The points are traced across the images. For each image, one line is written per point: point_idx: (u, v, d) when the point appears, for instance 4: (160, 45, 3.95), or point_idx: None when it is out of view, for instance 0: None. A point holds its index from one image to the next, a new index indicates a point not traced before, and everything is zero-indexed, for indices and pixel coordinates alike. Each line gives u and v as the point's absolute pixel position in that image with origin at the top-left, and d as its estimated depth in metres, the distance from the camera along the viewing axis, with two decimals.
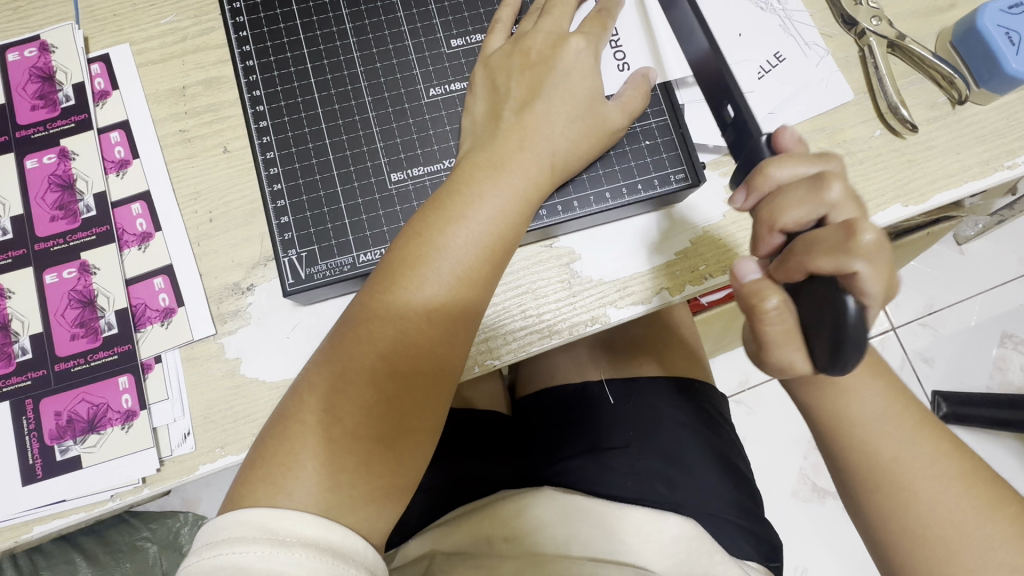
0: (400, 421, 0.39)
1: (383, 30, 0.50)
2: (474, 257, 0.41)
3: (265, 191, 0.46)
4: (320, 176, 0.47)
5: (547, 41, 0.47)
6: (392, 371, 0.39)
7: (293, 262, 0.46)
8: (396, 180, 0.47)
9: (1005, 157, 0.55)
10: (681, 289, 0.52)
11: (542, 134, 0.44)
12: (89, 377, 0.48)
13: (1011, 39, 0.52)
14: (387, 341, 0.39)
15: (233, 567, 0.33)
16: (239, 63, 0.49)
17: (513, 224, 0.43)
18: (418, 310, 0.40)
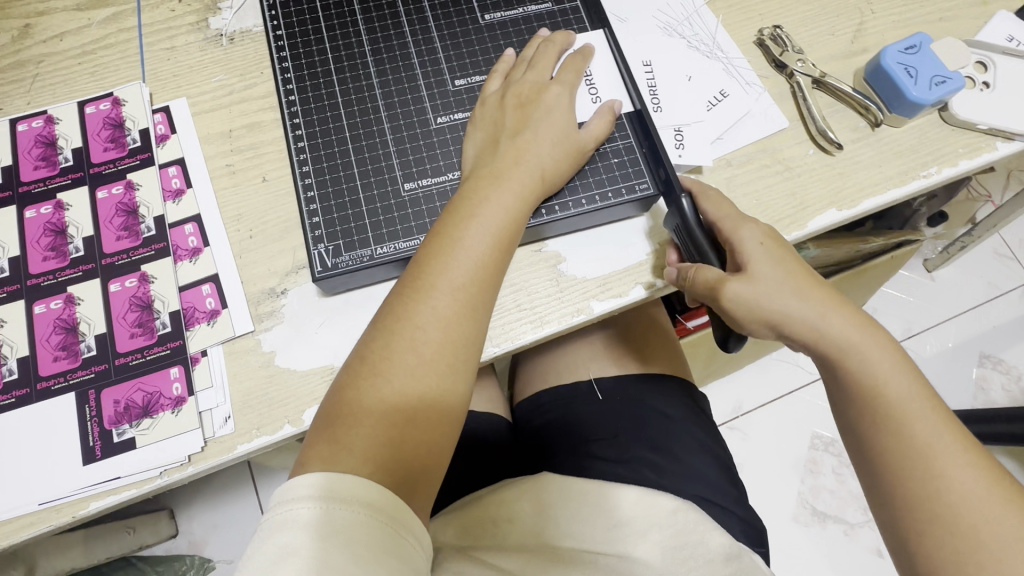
0: (436, 383, 0.47)
1: (401, 72, 0.61)
2: (489, 250, 0.51)
3: (301, 200, 0.55)
4: (346, 186, 0.56)
5: (533, 84, 0.58)
6: (427, 343, 0.47)
7: (321, 254, 0.54)
8: (408, 188, 0.56)
9: (919, 169, 0.66)
10: (653, 282, 0.60)
11: (533, 152, 0.55)
12: (145, 369, 0.55)
13: (910, 73, 0.64)
14: (421, 318, 0.48)
15: (296, 521, 0.39)
16: (283, 98, 0.59)
17: (518, 223, 0.53)
18: (447, 292, 0.49)
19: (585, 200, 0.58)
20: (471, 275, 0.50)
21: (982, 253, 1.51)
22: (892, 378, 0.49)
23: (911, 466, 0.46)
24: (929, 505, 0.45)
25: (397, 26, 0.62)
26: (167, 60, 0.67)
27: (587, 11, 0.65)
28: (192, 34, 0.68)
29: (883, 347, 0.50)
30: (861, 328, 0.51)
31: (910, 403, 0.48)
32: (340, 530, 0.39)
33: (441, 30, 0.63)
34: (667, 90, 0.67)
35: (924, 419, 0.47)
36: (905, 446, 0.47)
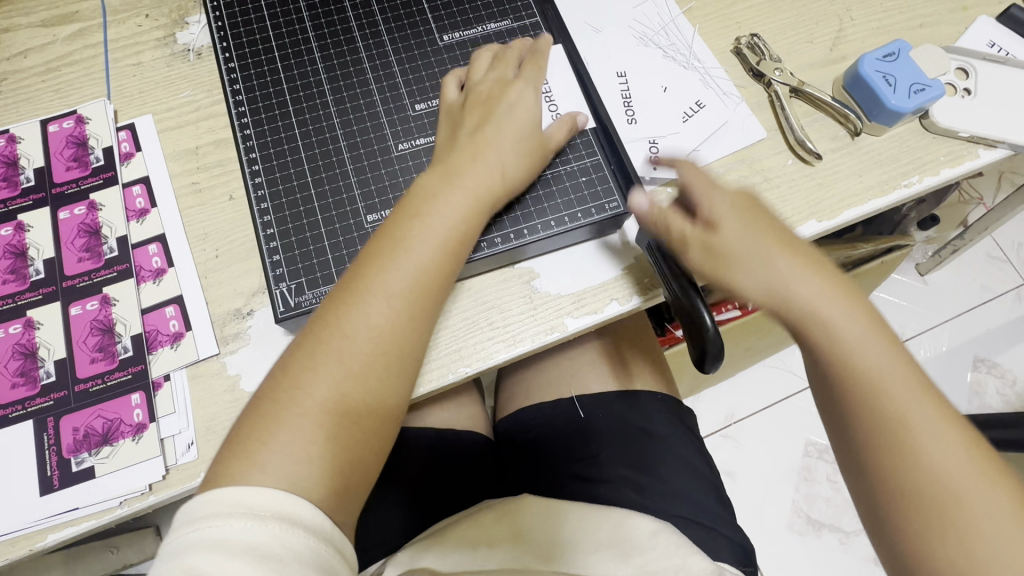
0: (377, 388, 0.46)
1: (359, 100, 0.59)
2: (433, 251, 0.49)
3: (260, 237, 0.54)
4: (307, 221, 0.55)
5: (493, 83, 0.57)
6: (365, 350, 0.46)
7: (284, 294, 0.53)
8: (372, 221, 0.55)
9: (901, 179, 0.65)
10: (629, 297, 0.59)
11: (490, 151, 0.53)
12: (106, 395, 0.54)
13: (889, 81, 0.63)
14: (357, 323, 0.46)
15: (209, 541, 0.38)
16: (238, 132, 0.58)
17: (468, 226, 0.51)
18: (385, 299, 0.47)
19: (554, 221, 0.57)
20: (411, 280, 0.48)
21: (975, 256, 1.49)
22: (895, 375, 0.44)
23: (910, 474, 0.43)
24: (920, 519, 0.42)
25: (354, 52, 0.61)
26: (133, 76, 0.66)
27: (548, 27, 0.64)
28: (158, 49, 0.67)
29: (885, 341, 0.45)
30: (863, 318, 0.46)
31: (914, 400, 0.44)
32: (255, 546, 0.38)
33: (398, 54, 0.61)
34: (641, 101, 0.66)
35: (931, 424, 0.43)
36: (903, 450, 0.43)
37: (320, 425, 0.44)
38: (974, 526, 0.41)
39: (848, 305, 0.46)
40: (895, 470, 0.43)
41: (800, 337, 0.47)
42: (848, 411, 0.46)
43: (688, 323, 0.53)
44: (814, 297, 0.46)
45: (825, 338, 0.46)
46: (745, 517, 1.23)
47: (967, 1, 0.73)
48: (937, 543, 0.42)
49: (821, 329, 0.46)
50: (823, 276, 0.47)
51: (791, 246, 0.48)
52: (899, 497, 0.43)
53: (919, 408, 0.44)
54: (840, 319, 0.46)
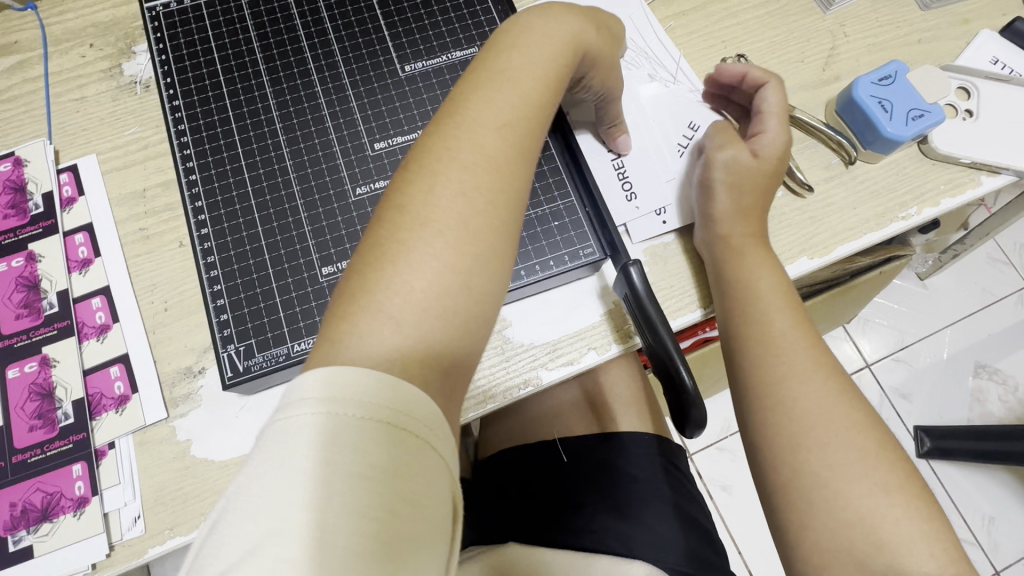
0: (452, 283, 0.38)
1: (314, 139, 0.55)
2: (497, 132, 0.43)
3: (207, 294, 0.50)
4: (257, 275, 0.51)
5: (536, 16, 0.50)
6: (440, 227, 0.38)
7: (231, 357, 0.49)
8: (326, 274, 0.51)
9: (898, 210, 0.61)
10: (607, 346, 0.55)
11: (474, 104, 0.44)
12: (45, 467, 0.50)
13: (884, 106, 0.59)
14: (421, 195, 0.39)
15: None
16: (182, 177, 0.53)
17: (533, 97, 0.46)
18: (453, 161, 0.41)
19: (525, 272, 0.53)
20: (479, 151, 0.41)
21: (977, 259, 1.45)
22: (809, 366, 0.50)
23: (796, 441, 0.48)
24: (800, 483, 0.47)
25: (308, 84, 0.56)
26: (76, 112, 0.61)
27: None
28: (104, 81, 0.63)
29: (815, 348, 0.51)
30: (803, 330, 0.51)
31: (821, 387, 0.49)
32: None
33: (356, 86, 0.56)
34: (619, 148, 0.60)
35: (833, 414, 0.48)
36: (797, 429, 0.48)
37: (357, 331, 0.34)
38: (843, 495, 0.45)
39: (792, 315, 0.51)
40: (783, 441, 0.48)
41: (738, 326, 0.53)
42: (749, 386, 0.51)
43: (667, 385, 0.49)
44: (766, 297, 0.52)
45: (775, 345, 0.51)
46: (738, 534, 1.20)
47: (968, 13, 0.68)
48: (812, 510, 0.46)
49: (760, 319, 0.52)
50: (785, 291, 0.53)
51: (767, 258, 0.54)
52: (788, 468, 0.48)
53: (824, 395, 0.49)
54: (784, 326, 0.51)
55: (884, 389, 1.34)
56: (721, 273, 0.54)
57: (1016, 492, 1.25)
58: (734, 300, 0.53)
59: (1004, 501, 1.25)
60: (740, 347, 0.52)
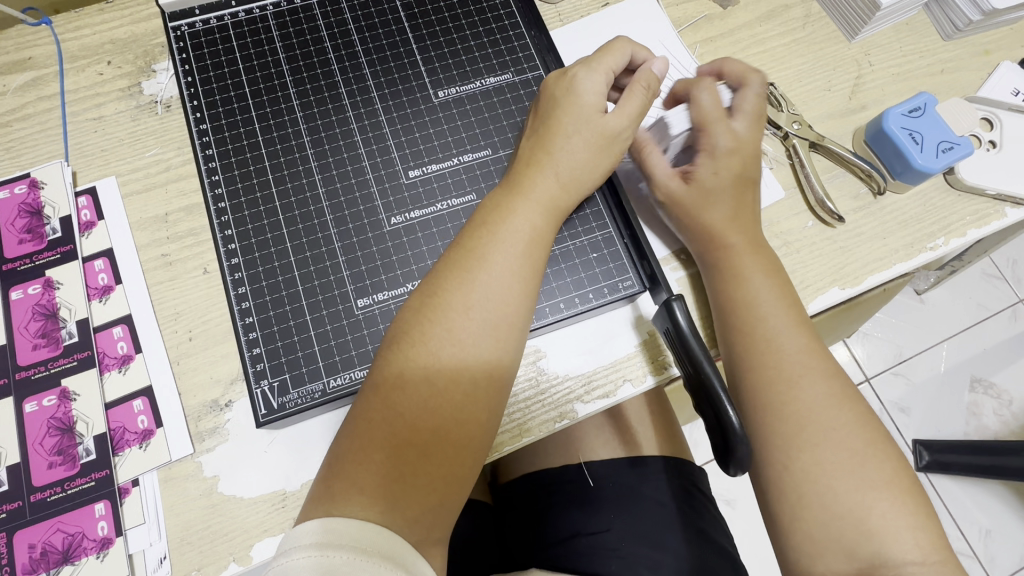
0: (454, 435, 0.42)
1: (346, 166, 0.54)
2: (515, 279, 0.46)
3: (239, 327, 0.49)
4: (290, 307, 0.49)
5: (560, 81, 0.52)
6: (442, 373, 0.43)
7: (266, 393, 0.47)
8: (362, 306, 0.50)
9: (926, 239, 0.61)
10: (643, 378, 0.55)
11: (500, 229, 0.47)
12: (65, 506, 0.48)
13: (915, 139, 0.59)
14: (438, 341, 0.43)
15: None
16: (212, 205, 0.52)
17: (548, 242, 0.48)
18: (466, 308, 0.44)
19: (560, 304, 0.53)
20: (489, 304, 0.45)
21: (971, 274, 1.45)
22: (799, 366, 0.49)
23: (788, 439, 0.47)
24: (811, 516, 0.45)
25: (339, 109, 0.55)
26: (94, 133, 0.59)
27: None
28: (122, 100, 0.61)
29: (804, 348, 0.50)
30: (802, 331, 0.50)
31: (806, 384, 0.48)
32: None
33: (389, 112, 0.55)
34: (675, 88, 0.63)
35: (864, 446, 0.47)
36: (792, 432, 0.47)
37: (371, 469, 0.40)
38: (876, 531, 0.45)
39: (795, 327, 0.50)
40: None
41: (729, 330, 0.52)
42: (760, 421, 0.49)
43: (709, 417, 0.48)
44: (762, 302, 0.51)
45: (766, 350, 0.50)
46: (743, 548, 1.19)
47: (988, 44, 0.69)
48: (824, 539, 0.45)
49: (754, 326, 0.51)
50: (785, 293, 0.52)
51: (766, 262, 0.53)
52: (792, 501, 0.46)
53: (809, 393, 0.48)
54: (778, 326, 0.50)
55: (882, 403, 1.35)
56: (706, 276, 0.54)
57: (1011, 505, 1.26)
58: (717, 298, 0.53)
59: (1000, 514, 1.26)
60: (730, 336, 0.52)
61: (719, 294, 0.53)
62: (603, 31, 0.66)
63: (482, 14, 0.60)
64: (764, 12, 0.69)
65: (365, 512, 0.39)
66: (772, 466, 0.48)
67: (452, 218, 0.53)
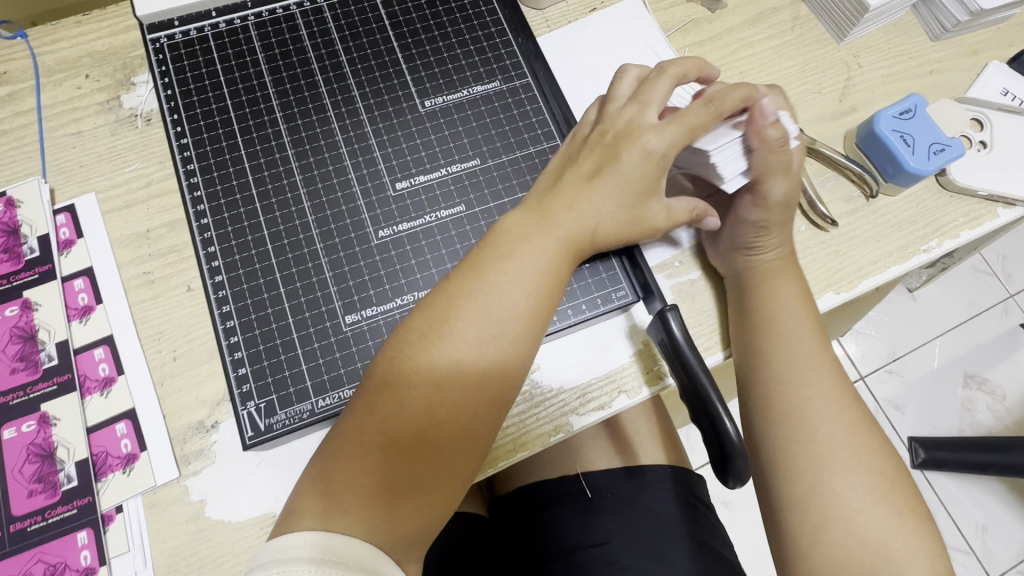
0: (447, 466, 0.42)
1: (332, 179, 0.53)
2: (526, 316, 0.44)
3: (223, 346, 0.47)
4: (276, 325, 0.48)
5: (623, 125, 0.50)
6: (442, 404, 0.42)
7: (252, 415, 0.46)
8: (350, 322, 0.49)
9: (919, 242, 0.61)
10: (639, 389, 0.54)
11: (512, 258, 0.45)
12: (47, 536, 0.47)
13: (905, 141, 0.59)
14: (444, 372, 0.42)
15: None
16: (194, 221, 0.51)
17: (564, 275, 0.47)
18: (476, 337, 0.43)
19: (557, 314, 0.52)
20: (498, 336, 0.43)
21: (961, 270, 1.46)
22: (820, 392, 0.49)
23: (801, 463, 0.47)
24: (833, 537, 0.45)
25: (324, 121, 0.54)
26: (72, 148, 0.58)
27: (541, 85, 0.57)
28: (101, 115, 0.59)
29: (827, 367, 0.50)
30: (829, 362, 0.50)
31: (822, 409, 0.48)
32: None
33: (375, 123, 0.54)
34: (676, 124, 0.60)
35: (862, 456, 0.46)
36: (805, 461, 0.47)
37: (357, 490, 0.39)
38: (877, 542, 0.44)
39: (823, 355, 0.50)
40: (830, 487, 0.46)
41: (760, 347, 0.51)
42: (767, 437, 0.49)
43: (705, 429, 0.47)
44: (788, 323, 0.51)
45: (795, 377, 0.49)
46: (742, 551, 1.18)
47: (976, 44, 0.69)
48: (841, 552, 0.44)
49: (788, 359, 0.50)
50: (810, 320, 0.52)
51: (793, 285, 0.53)
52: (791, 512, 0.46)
53: (830, 420, 0.48)
54: (803, 353, 0.50)
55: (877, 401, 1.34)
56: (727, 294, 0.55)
57: (1006, 500, 1.26)
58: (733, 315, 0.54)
59: (996, 510, 1.26)
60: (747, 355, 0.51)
61: (755, 327, 0.52)
62: (592, 44, 0.65)
63: (467, 21, 0.59)
64: (751, 15, 0.68)
65: (348, 531, 0.38)
66: (789, 484, 0.47)
67: (442, 230, 0.52)
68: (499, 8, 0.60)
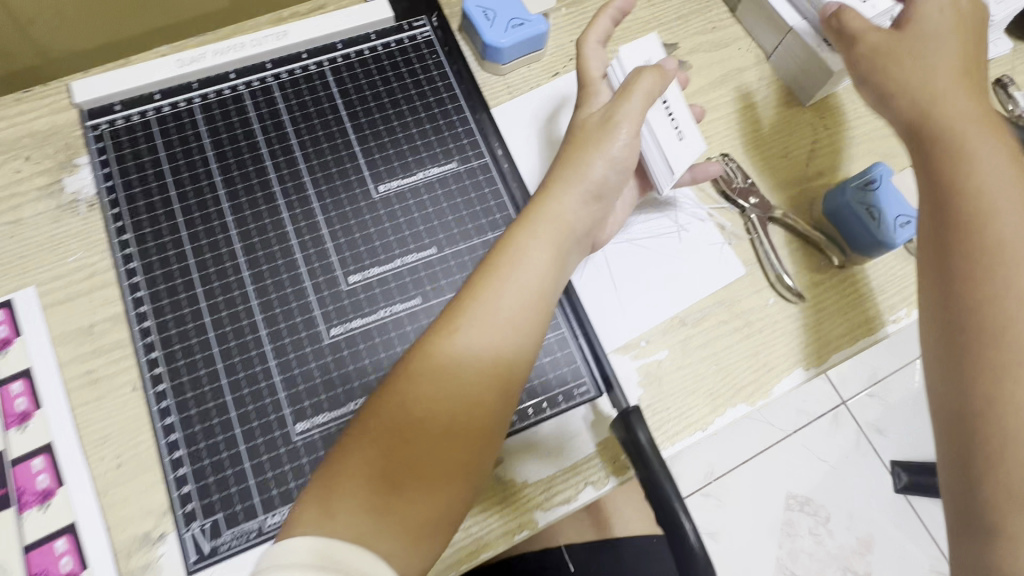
0: (457, 471, 0.40)
1: (281, 272, 0.51)
2: (528, 306, 0.45)
3: (165, 462, 0.45)
4: (222, 436, 0.46)
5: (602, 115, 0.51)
6: (451, 396, 0.41)
7: (196, 537, 0.44)
8: (301, 431, 0.46)
9: (888, 312, 0.60)
10: (605, 481, 0.52)
11: (512, 257, 0.46)
12: None
13: (872, 213, 0.58)
14: (453, 364, 0.42)
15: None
16: (134, 325, 0.48)
17: (557, 278, 0.48)
18: (488, 327, 0.44)
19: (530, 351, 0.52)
20: (507, 328, 0.44)
21: None
22: None
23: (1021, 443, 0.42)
24: None
25: (274, 210, 0.53)
26: (11, 238, 0.55)
27: (500, 165, 0.56)
28: (42, 200, 0.57)
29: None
30: None
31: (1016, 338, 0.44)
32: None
33: (327, 211, 0.53)
34: (644, 225, 0.60)
35: None
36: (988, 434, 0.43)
37: (370, 481, 0.38)
38: None
39: None
40: None
41: (948, 238, 0.47)
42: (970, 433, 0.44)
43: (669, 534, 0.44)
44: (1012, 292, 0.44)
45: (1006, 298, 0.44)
46: None
47: None
48: None
49: (994, 255, 0.45)
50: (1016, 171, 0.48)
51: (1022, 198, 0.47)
52: None
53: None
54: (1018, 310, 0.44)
55: None
56: (926, 252, 0.49)
57: None
58: (934, 263, 0.48)
59: None
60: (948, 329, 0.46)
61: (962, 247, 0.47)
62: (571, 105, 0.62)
63: (423, 99, 0.58)
64: (717, 76, 0.67)
65: (361, 519, 0.37)
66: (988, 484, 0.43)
67: (398, 326, 0.50)
68: (456, 83, 0.59)
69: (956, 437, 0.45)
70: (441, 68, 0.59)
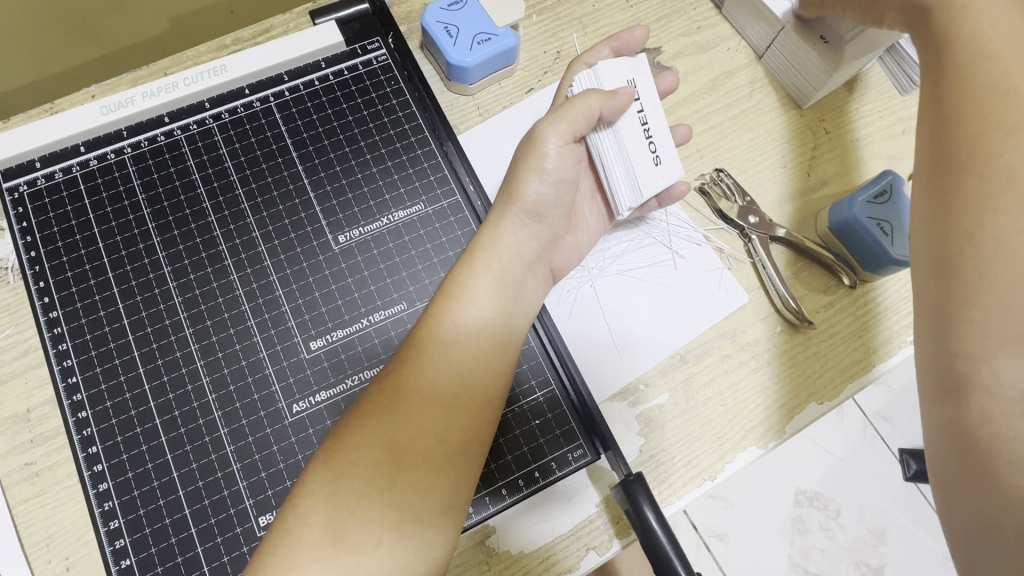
0: (447, 458, 0.39)
1: (234, 343, 0.46)
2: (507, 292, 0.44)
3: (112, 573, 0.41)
4: (176, 538, 0.42)
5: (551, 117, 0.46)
6: (434, 391, 0.40)
7: None
8: (265, 524, 0.42)
9: (907, 331, 0.55)
10: (609, 545, 0.48)
11: (489, 244, 0.45)
12: None
13: (884, 228, 0.53)
14: (434, 357, 0.41)
15: None
16: (70, 417, 0.44)
17: (511, 303, 0.44)
18: (483, 302, 0.43)
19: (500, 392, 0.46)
20: (500, 301, 0.43)
21: None
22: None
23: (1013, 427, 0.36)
24: None
25: (220, 273, 0.47)
26: None
27: (472, 204, 0.51)
28: None
29: None
30: None
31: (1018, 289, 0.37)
32: None
33: (282, 270, 0.48)
34: (621, 245, 0.56)
35: None
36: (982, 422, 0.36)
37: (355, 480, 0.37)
38: None
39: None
40: None
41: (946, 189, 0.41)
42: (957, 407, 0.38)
43: None
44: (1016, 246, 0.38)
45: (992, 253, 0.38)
46: None
47: None
48: None
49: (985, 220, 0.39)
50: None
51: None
52: None
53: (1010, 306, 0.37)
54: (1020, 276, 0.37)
55: None
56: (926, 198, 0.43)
57: None
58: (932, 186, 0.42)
59: None
60: (929, 280, 0.41)
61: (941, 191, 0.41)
62: None
63: (383, 132, 0.52)
64: (708, 80, 0.61)
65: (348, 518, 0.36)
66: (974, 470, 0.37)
67: None
68: (420, 111, 0.53)
69: (943, 387, 0.39)
70: (401, 95, 0.53)
